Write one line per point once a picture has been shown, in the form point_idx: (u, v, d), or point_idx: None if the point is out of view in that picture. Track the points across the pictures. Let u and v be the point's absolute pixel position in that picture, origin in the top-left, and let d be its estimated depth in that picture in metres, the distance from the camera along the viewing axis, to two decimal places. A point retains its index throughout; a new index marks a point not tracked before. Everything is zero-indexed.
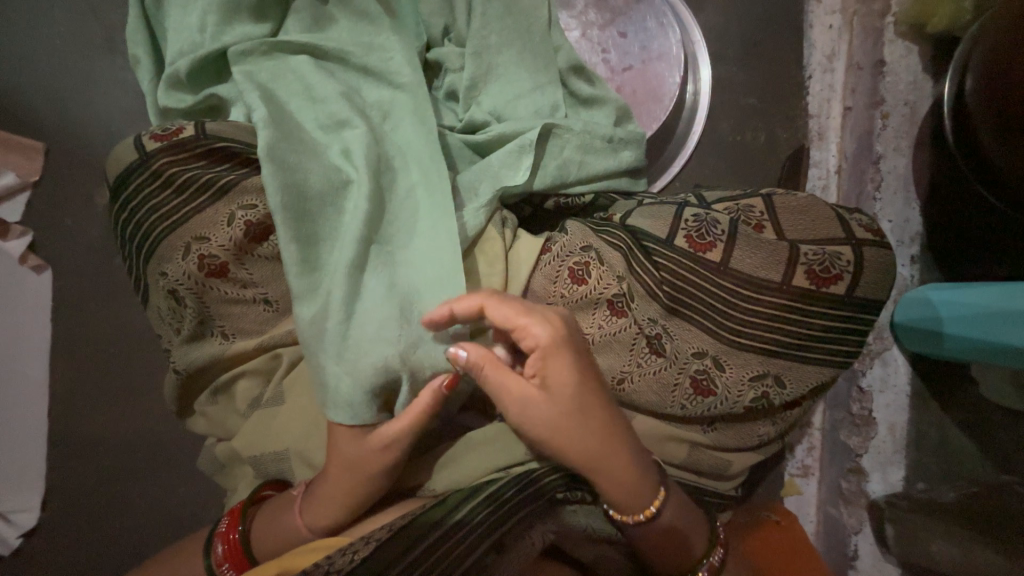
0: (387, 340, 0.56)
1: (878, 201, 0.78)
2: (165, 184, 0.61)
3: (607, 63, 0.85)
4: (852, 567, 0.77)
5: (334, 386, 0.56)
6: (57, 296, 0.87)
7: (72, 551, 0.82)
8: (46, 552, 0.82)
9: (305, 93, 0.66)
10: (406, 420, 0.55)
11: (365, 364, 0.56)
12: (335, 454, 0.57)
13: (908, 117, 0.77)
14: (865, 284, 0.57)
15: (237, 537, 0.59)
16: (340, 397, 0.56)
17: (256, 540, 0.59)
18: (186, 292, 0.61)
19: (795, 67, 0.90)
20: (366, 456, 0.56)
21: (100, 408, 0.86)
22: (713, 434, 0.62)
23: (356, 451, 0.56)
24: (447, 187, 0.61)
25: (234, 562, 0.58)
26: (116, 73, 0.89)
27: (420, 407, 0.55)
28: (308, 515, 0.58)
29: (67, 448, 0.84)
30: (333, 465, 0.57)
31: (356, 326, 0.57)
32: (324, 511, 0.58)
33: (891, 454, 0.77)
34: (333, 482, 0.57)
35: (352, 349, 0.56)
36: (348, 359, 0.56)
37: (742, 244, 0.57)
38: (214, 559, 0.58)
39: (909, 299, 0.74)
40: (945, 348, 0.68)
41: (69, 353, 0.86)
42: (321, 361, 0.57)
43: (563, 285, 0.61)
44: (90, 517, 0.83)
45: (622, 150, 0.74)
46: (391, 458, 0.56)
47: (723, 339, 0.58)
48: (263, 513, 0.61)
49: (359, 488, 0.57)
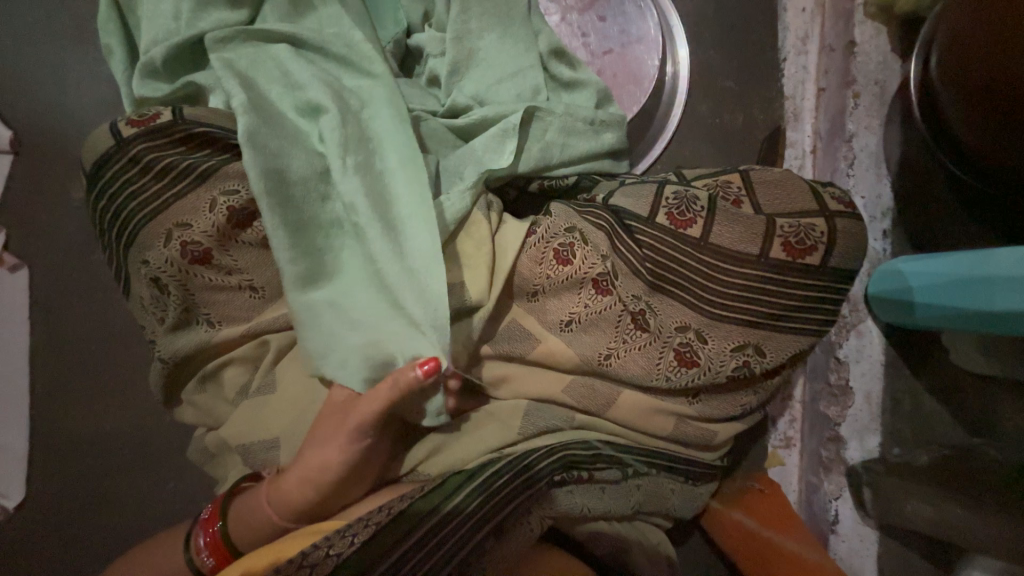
0: (382, 325, 0.56)
1: (852, 178, 0.80)
2: (146, 171, 0.61)
3: (587, 47, 0.86)
4: (833, 533, 0.79)
5: (336, 375, 0.56)
6: (35, 293, 0.85)
7: (58, 547, 0.81)
8: (32, 549, 0.81)
9: (283, 79, 0.65)
10: (379, 400, 0.54)
11: (360, 348, 0.56)
12: (318, 439, 0.56)
13: (878, 96, 0.79)
14: (840, 254, 0.59)
15: (217, 532, 0.59)
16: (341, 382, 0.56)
17: (234, 532, 0.59)
18: (169, 279, 0.60)
19: (771, 50, 0.93)
20: (339, 437, 0.55)
21: (83, 406, 0.84)
22: (699, 406, 0.64)
23: (337, 424, 0.56)
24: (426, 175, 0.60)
25: (214, 553, 0.59)
26: (89, 63, 0.87)
27: (388, 387, 0.53)
28: (282, 503, 0.57)
29: (52, 448, 0.83)
30: (314, 449, 0.56)
31: (351, 311, 0.57)
32: (300, 491, 0.57)
33: (868, 422, 0.78)
34: (308, 460, 0.56)
35: (350, 334, 0.56)
36: (347, 345, 0.56)
37: (720, 220, 0.59)
38: (195, 549, 0.60)
39: (882, 271, 0.76)
40: (917, 316, 0.71)
41: (49, 351, 0.85)
42: (320, 347, 0.57)
43: (548, 266, 0.61)
44: (76, 517, 0.82)
45: (603, 132, 0.75)
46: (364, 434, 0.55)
47: (705, 312, 0.59)
48: (238, 504, 0.60)
49: (338, 462, 0.56)
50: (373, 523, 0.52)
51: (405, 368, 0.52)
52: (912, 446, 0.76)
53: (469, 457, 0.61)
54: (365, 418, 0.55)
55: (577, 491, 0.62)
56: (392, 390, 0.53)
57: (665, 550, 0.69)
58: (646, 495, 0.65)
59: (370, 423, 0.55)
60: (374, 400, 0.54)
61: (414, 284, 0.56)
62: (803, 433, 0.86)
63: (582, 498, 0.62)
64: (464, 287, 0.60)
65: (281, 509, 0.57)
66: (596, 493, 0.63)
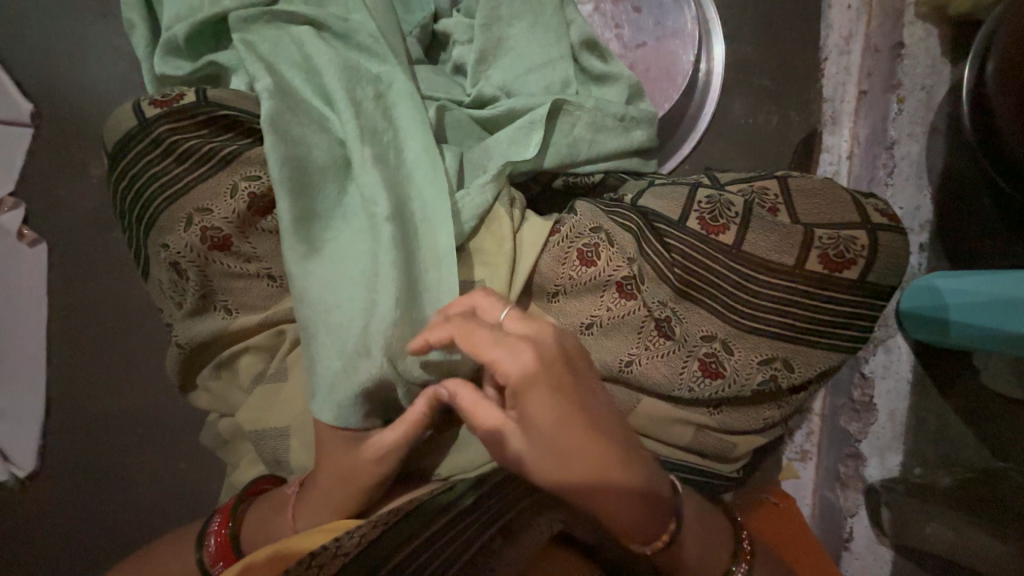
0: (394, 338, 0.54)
1: (891, 187, 0.78)
2: (167, 152, 0.60)
3: (620, 39, 0.83)
4: (846, 550, 0.78)
5: (323, 378, 0.54)
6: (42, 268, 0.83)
7: (70, 523, 0.81)
8: (45, 524, 0.81)
9: (305, 63, 0.63)
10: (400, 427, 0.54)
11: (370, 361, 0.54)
12: (325, 459, 0.56)
13: (925, 102, 0.75)
14: (879, 270, 0.57)
15: (227, 533, 0.58)
16: (343, 389, 0.54)
17: (246, 536, 0.57)
18: (188, 265, 0.60)
19: (811, 48, 0.89)
20: (355, 461, 0.55)
21: (96, 385, 0.84)
22: (720, 417, 0.62)
23: (347, 451, 0.55)
24: (442, 171, 0.59)
25: (226, 559, 0.57)
26: (111, 38, 0.86)
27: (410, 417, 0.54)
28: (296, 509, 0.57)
29: (58, 425, 0.83)
30: (324, 473, 0.56)
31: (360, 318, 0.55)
32: (314, 507, 0.56)
33: (890, 440, 0.76)
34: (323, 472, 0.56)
35: (354, 342, 0.54)
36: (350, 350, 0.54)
37: (755, 228, 0.57)
38: (208, 555, 0.57)
39: (916, 287, 0.73)
40: (950, 338, 0.69)
41: (63, 327, 0.84)
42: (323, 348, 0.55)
43: (571, 267, 0.59)
44: (84, 494, 0.82)
45: (633, 130, 0.73)
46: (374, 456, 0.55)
47: (733, 323, 0.57)
48: (255, 511, 0.60)
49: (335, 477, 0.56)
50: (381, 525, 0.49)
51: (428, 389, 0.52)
52: (934, 467, 0.74)
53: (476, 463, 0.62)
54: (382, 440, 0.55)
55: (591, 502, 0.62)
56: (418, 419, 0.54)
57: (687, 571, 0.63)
58: None
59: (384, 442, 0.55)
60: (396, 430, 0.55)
61: (427, 279, 0.57)
62: (820, 448, 0.85)
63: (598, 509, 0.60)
64: (484, 287, 0.59)
65: (295, 515, 0.57)
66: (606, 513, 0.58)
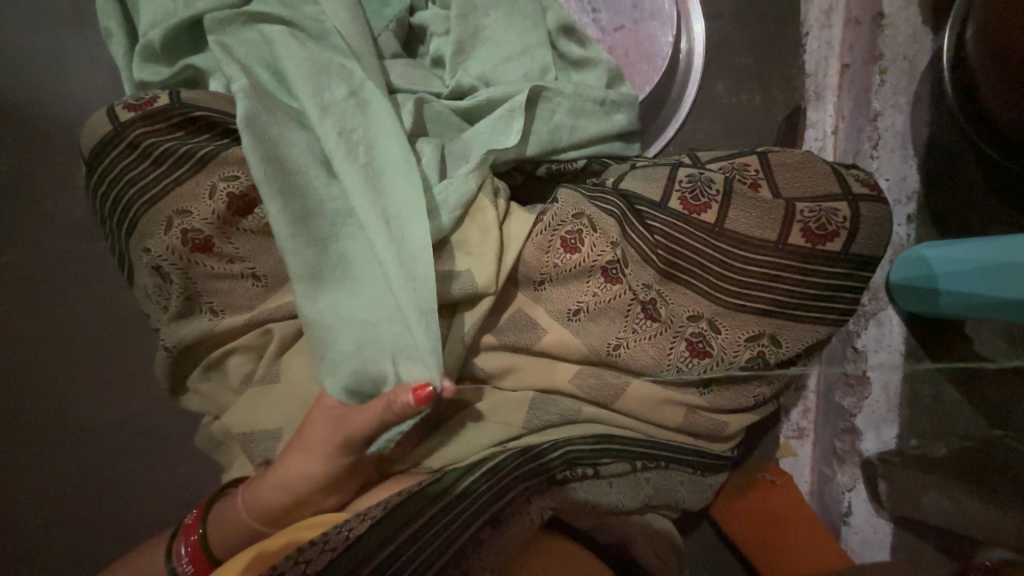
0: (383, 329, 0.54)
1: (876, 160, 0.78)
2: (144, 156, 0.60)
3: (597, 23, 0.82)
4: (845, 524, 0.78)
5: (328, 384, 0.56)
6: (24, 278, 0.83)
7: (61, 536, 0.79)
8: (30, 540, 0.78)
9: (279, 64, 0.63)
10: (369, 417, 0.52)
11: (368, 356, 0.54)
12: (293, 452, 0.55)
13: (907, 72, 0.74)
14: (862, 241, 0.57)
15: (197, 540, 0.59)
16: (334, 386, 0.55)
17: (213, 537, 0.59)
18: (171, 268, 0.60)
19: (793, 26, 0.89)
20: (320, 452, 0.54)
21: (68, 395, 0.82)
22: (711, 397, 0.62)
23: (315, 439, 0.54)
24: (408, 165, 0.58)
25: (195, 562, 0.59)
26: (93, 50, 0.86)
27: (380, 408, 0.51)
28: (257, 508, 0.57)
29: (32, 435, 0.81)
30: (290, 460, 0.55)
31: (358, 316, 0.56)
32: (278, 502, 0.56)
33: (885, 414, 0.76)
34: (291, 468, 0.55)
35: (354, 342, 0.55)
36: (353, 352, 0.55)
37: (737, 204, 0.56)
38: (178, 557, 0.60)
39: (906, 258, 0.73)
40: (940, 303, 0.68)
41: (37, 339, 0.83)
42: (326, 350, 0.56)
43: (555, 255, 0.59)
44: (52, 511, 0.80)
45: (614, 114, 0.73)
46: (339, 442, 0.54)
47: (720, 301, 0.57)
48: (216, 510, 0.60)
49: (309, 476, 0.55)
50: (369, 517, 0.50)
51: (397, 393, 0.49)
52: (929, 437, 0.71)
53: (469, 452, 0.59)
54: (349, 431, 0.53)
55: (586, 486, 0.61)
56: (383, 409, 0.51)
57: (671, 538, 0.67)
58: (655, 488, 0.63)
59: (352, 437, 0.53)
60: (366, 418, 0.52)
61: (408, 269, 0.54)
62: (816, 425, 0.85)
63: (590, 493, 0.60)
64: (469, 276, 0.58)
65: (253, 509, 0.57)
66: (602, 488, 0.61)
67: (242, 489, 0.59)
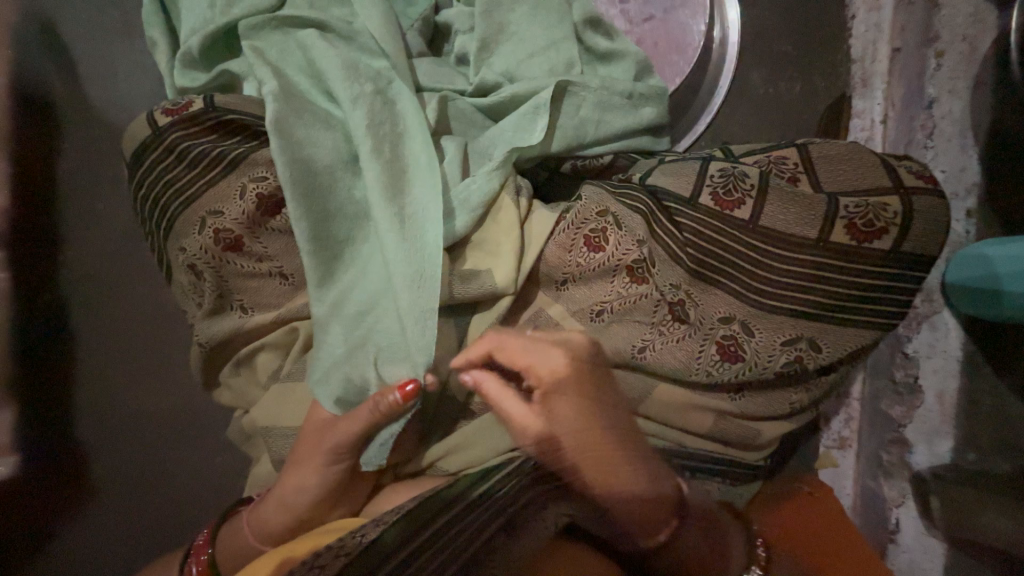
0: (383, 330, 0.55)
1: (931, 150, 0.72)
2: (180, 158, 0.62)
3: (625, 14, 0.79)
4: (892, 542, 0.72)
5: (319, 394, 0.57)
6: None
7: None
8: None
9: (310, 67, 0.64)
10: (357, 422, 0.56)
11: (369, 358, 0.55)
12: (293, 466, 0.59)
13: (966, 54, 0.67)
14: (914, 238, 0.52)
15: (207, 558, 0.61)
16: (324, 396, 0.57)
17: (222, 556, 0.61)
18: (204, 266, 0.62)
19: (836, 10, 0.85)
20: (317, 462, 0.58)
21: None
22: (742, 402, 0.59)
23: (310, 450, 0.58)
24: (433, 165, 0.59)
25: None
26: (140, 58, 0.90)
27: (367, 412, 0.55)
28: (264, 524, 0.60)
29: None
30: (299, 471, 0.58)
31: (364, 317, 0.56)
32: (285, 518, 0.59)
33: (938, 425, 0.71)
34: (291, 481, 0.59)
35: (350, 344, 0.56)
36: (343, 354, 0.56)
37: (773, 200, 0.53)
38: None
39: (963, 257, 0.67)
40: (1005, 308, 0.63)
41: None
42: (325, 353, 0.57)
43: (578, 253, 0.58)
44: None
45: (642, 107, 0.71)
46: (332, 451, 0.57)
47: (752, 303, 0.54)
48: (227, 529, 0.63)
49: (317, 484, 0.58)
50: (382, 522, 0.51)
51: (384, 393, 0.54)
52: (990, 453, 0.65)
53: (484, 457, 0.60)
54: (342, 439, 0.57)
55: None
56: (370, 413, 0.55)
57: None
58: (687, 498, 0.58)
59: (346, 443, 0.57)
60: (353, 425, 0.56)
61: (412, 272, 0.54)
62: (860, 436, 0.81)
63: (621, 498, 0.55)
64: (490, 275, 0.57)
65: (263, 526, 0.60)
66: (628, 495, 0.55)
67: (251, 512, 0.62)
